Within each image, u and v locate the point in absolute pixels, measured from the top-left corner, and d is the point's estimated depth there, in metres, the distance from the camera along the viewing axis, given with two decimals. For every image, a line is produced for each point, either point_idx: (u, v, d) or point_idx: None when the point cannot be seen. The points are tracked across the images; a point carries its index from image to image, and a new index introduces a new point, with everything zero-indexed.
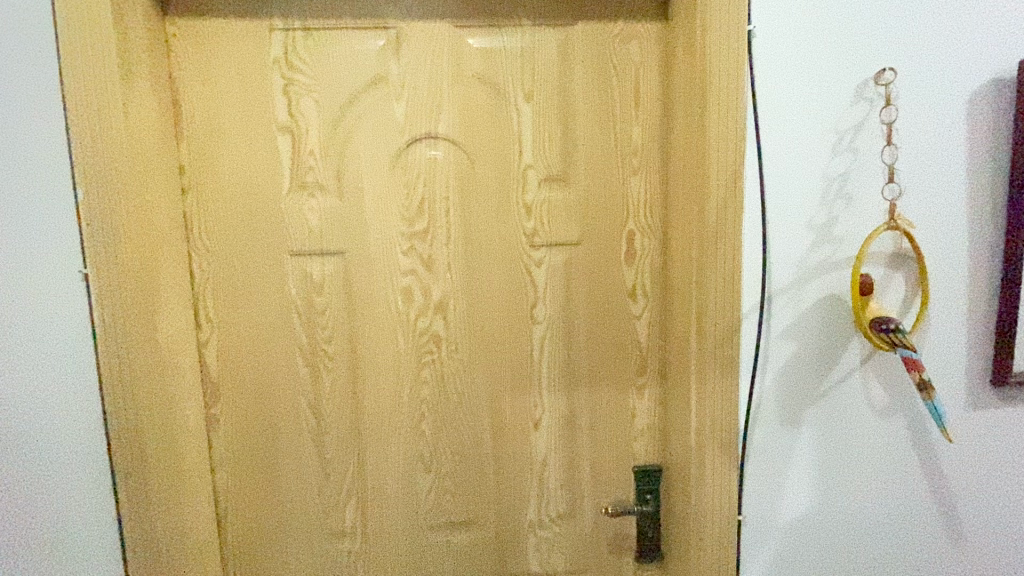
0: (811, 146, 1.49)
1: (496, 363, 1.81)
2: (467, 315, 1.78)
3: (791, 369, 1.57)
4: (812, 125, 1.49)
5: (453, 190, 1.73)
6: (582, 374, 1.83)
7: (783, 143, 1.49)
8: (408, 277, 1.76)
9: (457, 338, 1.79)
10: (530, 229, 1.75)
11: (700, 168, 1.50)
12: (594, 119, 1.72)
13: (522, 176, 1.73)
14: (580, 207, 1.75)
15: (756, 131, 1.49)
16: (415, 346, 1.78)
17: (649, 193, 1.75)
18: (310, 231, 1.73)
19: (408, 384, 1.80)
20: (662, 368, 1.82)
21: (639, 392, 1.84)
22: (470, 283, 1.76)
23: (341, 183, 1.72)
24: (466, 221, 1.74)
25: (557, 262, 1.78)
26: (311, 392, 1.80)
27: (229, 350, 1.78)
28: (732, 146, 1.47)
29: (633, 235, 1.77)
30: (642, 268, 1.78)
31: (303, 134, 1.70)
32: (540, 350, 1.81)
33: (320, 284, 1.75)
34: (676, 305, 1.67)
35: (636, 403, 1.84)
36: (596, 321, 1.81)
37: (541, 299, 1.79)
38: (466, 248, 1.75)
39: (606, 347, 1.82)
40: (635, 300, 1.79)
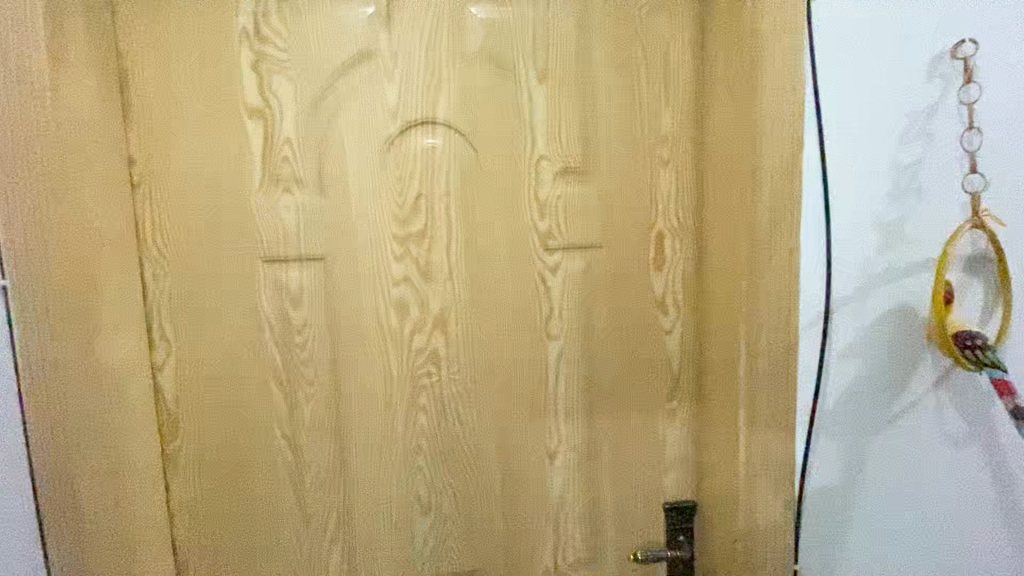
0: (879, 129, 1.27)
1: (505, 387, 1.55)
2: (472, 331, 1.52)
3: (854, 392, 1.34)
4: (880, 105, 1.27)
5: (455, 185, 1.48)
6: (605, 398, 1.58)
7: (847, 126, 1.27)
8: (402, 287, 1.50)
9: (460, 358, 1.53)
10: (544, 230, 1.51)
11: (750, 157, 1.27)
12: (619, 104, 1.49)
13: (535, 169, 1.49)
14: (603, 206, 1.51)
15: (815, 112, 1.26)
16: (411, 368, 1.52)
17: (681, 188, 1.52)
18: (285, 234, 1.47)
19: (402, 413, 1.54)
20: (697, 391, 1.58)
21: (670, 418, 1.59)
22: (476, 294, 1.51)
23: (323, 178, 1.46)
24: (470, 222, 1.49)
25: (576, 268, 1.53)
26: (288, 423, 1.53)
27: (188, 374, 1.50)
28: (787, 130, 1.25)
29: (663, 237, 1.53)
30: (674, 275, 1.54)
31: (277, 119, 1.44)
32: (556, 371, 1.56)
33: (298, 296, 1.49)
34: (717, 318, 1.43)
35: (667, 431, 1.60)
36: (620, 336, 1.56)
37: (557, 311, 1.54)
38: (470, 253, 1.50)
39: (632, 367, 1.57)
40: (666, 313, 1.55)
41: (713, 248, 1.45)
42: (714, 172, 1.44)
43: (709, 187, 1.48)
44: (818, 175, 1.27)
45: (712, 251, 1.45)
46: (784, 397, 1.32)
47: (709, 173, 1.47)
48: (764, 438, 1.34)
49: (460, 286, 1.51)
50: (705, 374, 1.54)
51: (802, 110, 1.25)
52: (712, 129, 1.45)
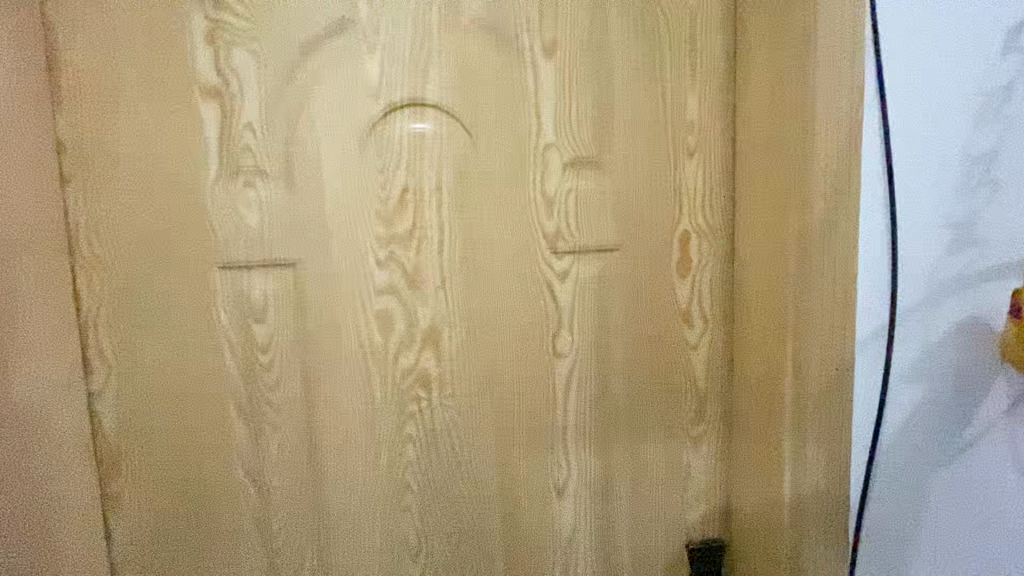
0: (950, 111, 1.08)
1: (508, 412, 1.34)
2: (469, 347, 1.31)
3: (919, 418, 1.15)
4: (952, 83, 1.08)
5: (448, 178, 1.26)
6: (621, 423, 1.37)
7: (915, 106, 1.08)
8: (386, 298, 1.27)
9: (456, 378, 1.31)
10: (552, 230, 1.30)
11: (800, 143, 1.07)
12: (638, 84, 1.28)
13: (542, 159, 1.28)
14: (619, 201, 1.31)
15: (878, 89, 1.06)
16: (397, 392, 1.30)
17: (709, 181, 1.32)
18: (247, 234, 1.24)
19: (387, 443, 1.32)
20: (728, 413, 1.38)
21: (696, 445, 1.39)
22: (474, 303, 1.30)
23: (293, 168, 1.24)
24: (467, 220, 1.27)
25: (588, 275, 1.32)
26: (252, 457, 1.30)
27: (132, 401, 1.27)
28: (844, 111, 1.05)
29: (688, 239, 1.33)
30: (701, 282, 1.34)
31: (238, 98, 1.22)
32: (565, 393, 1.35)
33: (263, 308, 1.26)
34: (758, 331, 1.24)
35: (691, 460, 1.39)
36: (639, 353, 1.35)
37: (567, 324, 1.33)
38: (467, 257, 1.28)
39: (653, 387, 1.37)
40: (692, 325, 1.35)
41: (750, 250, 1.25)
42: (751, 162, 1.24)
43: (744, 179, 1.28)
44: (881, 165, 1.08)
45: (749, 252, 1.26)
46: (837, 425, 1.13)
47: (745, 163, 1.27)
48: (814, 471, 1.15)
49: (456, 295, 1.29)
50: (738, 393, 1.34)
51: (862, 89, 1.06)
52: (748, 113, 1.25)
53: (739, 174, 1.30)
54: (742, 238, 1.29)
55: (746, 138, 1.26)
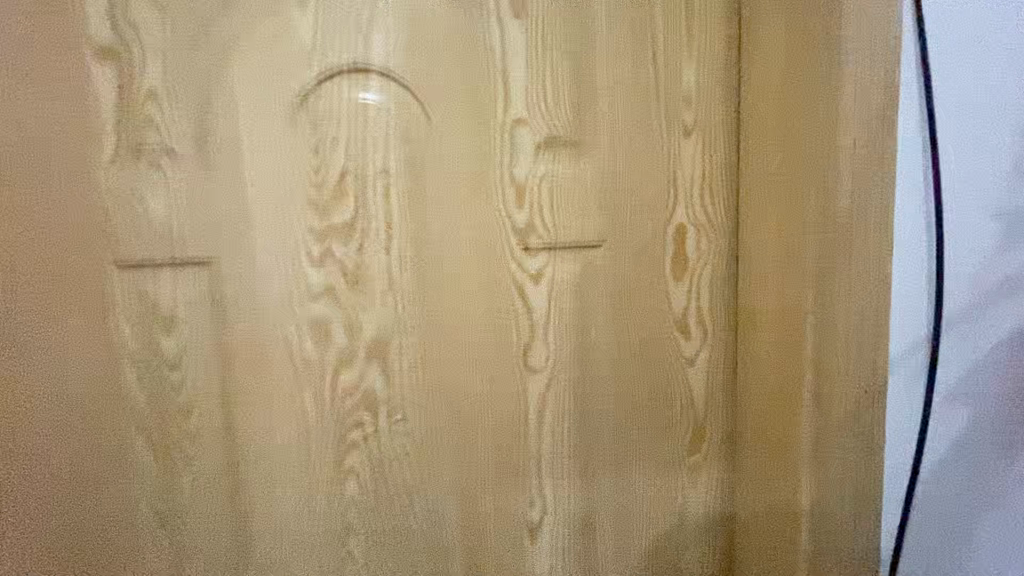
0: (984, 87, 0.94)
1: (471, 439, 1.12)
2: (424, 363, 1.09)
3: (953, 448, 0.99)
4: (986, 55, 0.93)
5: (398, 159, 1.05)
6: (606, 452, 1.17)
7: (943, 81, 0.93)
8: (322, 303, 1.06)
9: (408, 400, 1.10)
10: (523, 223, 1.09)
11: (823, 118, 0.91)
12: (625, 50, 1.08)
13: (511, 138, 1.07)
14: (604, 189, 1.10)
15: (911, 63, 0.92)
16: (336, 415, 1.09)
17: (708, 166, 1.12)
18: (153, 225, 1.03)
19: (325, 476, 1.10)
20: (731, 438, 1.18)
21: (693, 477, 1.18)
22: (428, 310, 1.08)
23: (208, 146, 1.02)
24: (421, 210, 1.06)
25: (566, 276, 1.12)
26: (160, 494, 1.08)
27: (9, 427, 1.04)
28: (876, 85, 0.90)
29: (685, 234, 1.13)
30: (699, 285, 1.14)
31: (140, 61, 1.00)
32: (540, 416, 1.14)
33: (173, 314, 1.05)
34: (771, 343, 1.04)
35: (688, 494, 1.19)
36: (627, 368, 1.15)
37: (541, 334, 1.12)
38: (420, 255, 1.07)
39: (644, 409, 1.16)
40: (689, 336, 1.15)
41: (763, 247, 1.06)
42: (763, 142, 1.04)
43: (752, 163, 1.08)
44: (907, 149, 0.94)
45: (761, 250, 1.06)
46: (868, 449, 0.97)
47: (753, 145, 1.07)
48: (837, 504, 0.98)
49: (408, 300, 1.08)
50: (744, 416, 1.14)
51: (894, 59, 0.90)
52: (757, 85, 1.05)
53: (745, 158, 1.10)
54: (750, 234, 1.09)
55: (755, 114, 1.06)
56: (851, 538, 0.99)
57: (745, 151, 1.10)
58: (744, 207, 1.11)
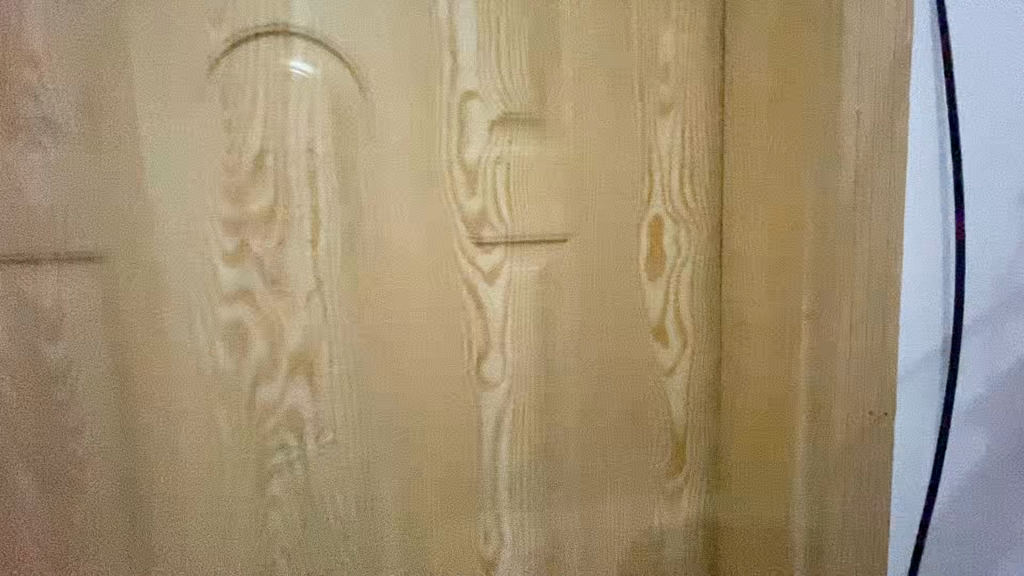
0: (1003, 60, 0.81)
1: (415, 463, 0.97)
2: (360, 374, 0.94)
3: (966, 474, 0.86)
4: (1004, 23, 0.81)
5: (325, 139, 0.90)
6: (572, 476, 1.02)
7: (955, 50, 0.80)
8: (238, 307, 0.91)
9: (340, 419, 0.95)
10: (474, 214, 0.94)
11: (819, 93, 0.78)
12: (593, 12, 0.93)
13: (459, 116, 0.92)
14: (568, 174, 0.95)
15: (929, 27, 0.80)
16: (256, 437, 0.94)
17: (688, 150, 0.97)
18: (32, 214, 0.87)
19: (245, 506, 0.95)
20: (714, 460, 1.03)
21: (671, 504, 1.04)
22: (363, 315, 0.93)
23: (98, 121, 0.87)
24: (354, 199, 0.91)
25: (524, 276, 0.97)
26: (51, 527, 0.93)
27: None
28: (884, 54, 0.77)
29: (661, 227, 0.98)
30: (678, 285, 1.00)
31: (14, 19, 0.84)
32: (495, 436, 0.99)
33: (60, 320, 0.89)
34: (762, 353, 0.90)
35: (666, 524, 1.04)
36: (596, 382, 1.00)
37: (496, 343, 0.97)
38: (352, 250, 0.92)
39: (615, 428, 1.01)
40: (666, 344, 1.00)
41: (752, 242, 0.92)
42: (753, 120, 0.90)
43: (739, 145, 0.94)
44: (923, 128, 0.81)
45: (749, 245, 0.92)
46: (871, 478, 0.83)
47: (741, 123, 0.93)
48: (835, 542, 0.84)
49: (340, 302, 0.92)
50: (729, 436, 1.00)
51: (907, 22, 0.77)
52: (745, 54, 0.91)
53: (731, 139, 0.95)
54: (737, 228, 0.95)
55: (742, 88, 0.92)
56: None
57: (731, 132, 0.95)
58: (730, 196, 0.96)
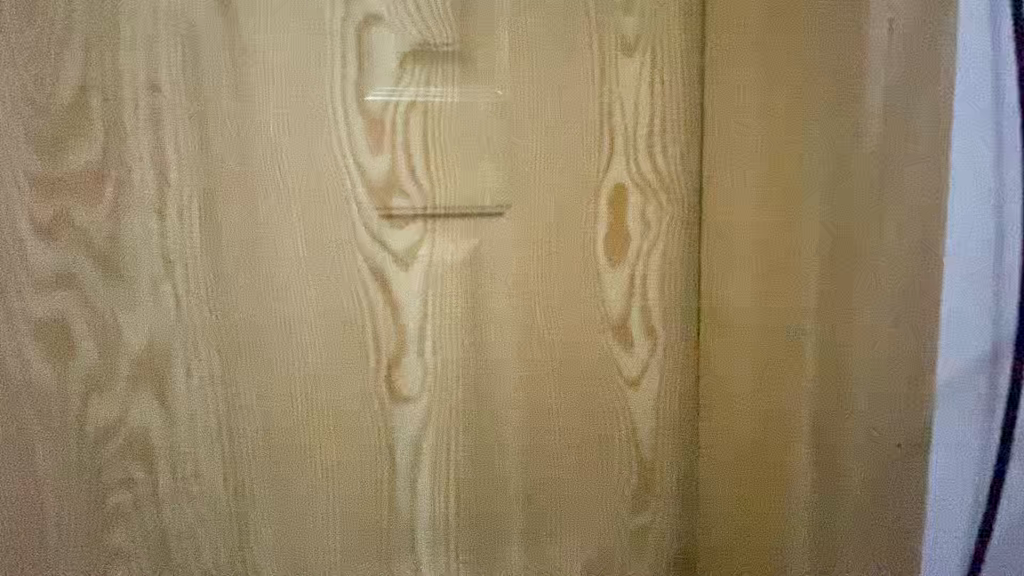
0: None
1: (305, 500, 0.75)
2: (231, 387, 0.72)
3: None
4: None
5: (176, 75, 0.67)
6: (512, 515, 0.81)
7: None
8: (60, 298, 0.68)
9: (205, 443, 0.73)
10: (382, 179, 0.72)
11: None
12: None
13: (361, 52, 0.70)
14: (505, 127, 0.74)
15: None
16: (90, 470, 0.71)
17: (659, 103, 0.77)
18: None
19: (76, 562, 0.72)
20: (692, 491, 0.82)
21: (637, 549, 0.83)
22: (234, 309, 0.71)
23: None
24: (217, 156, 0.69)
25: (448, 260, 0.75)
26: None
27: None
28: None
29: (624, 200, 0.77)
30: (644, 273, 0.79)
31: None
32: (412, 465, 0.78)
33: None
34: (763, 366, 0.70)
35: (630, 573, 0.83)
36: (541, 395, 0.79)
37: (412, 346, 0.76)
38: (217, 224, 0.70)
39: (567, 453, 0.80)
40: (630, 349, 0.80)
41: (745, 223, 0.71)
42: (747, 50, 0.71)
43: (727, 97, 0.73)
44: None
45: (742, 227, 0.72)
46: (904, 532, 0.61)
47: (729, 68, 0.73)
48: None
49: (202, 292, 0.70)
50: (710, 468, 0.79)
51: None
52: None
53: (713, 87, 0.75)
54: (722, 203, 0.75)
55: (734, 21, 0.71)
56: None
57: (714, 80, 0.75)
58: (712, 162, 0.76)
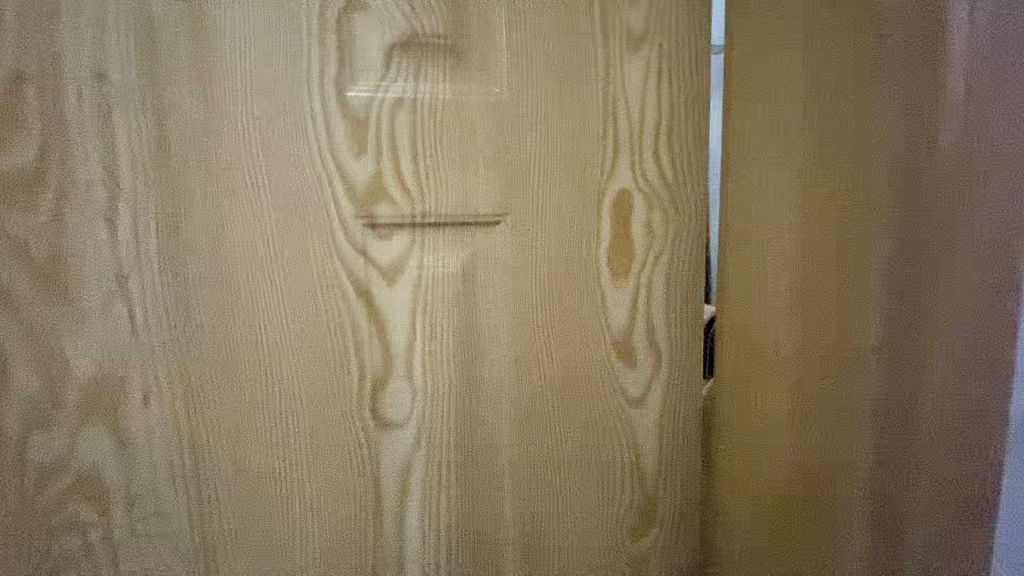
0: None
1: (281, 538, 0.68)
2: (196, 415, 0.65)
3: None
4: None
5: (127, 64, 0.59)
6: (507, 546, 0.75)
7: None
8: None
9: (166, 480, 0.65)
10: (366, 185, 0.65)
11: None
12: None
13: (340, 42, 0.63)
14: (500, 128, 0.67)
15: None
16: (33, 512, 0.62)
17: (666, 103, 0.71)
18: None
19: None
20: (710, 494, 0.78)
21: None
22: (198, 328, 0.63)
23: None
24: (175, 156, 0.61)
25: (439, 273, 0.69)
26: None
27: None
28: None
29: (628, 208, 0.72)
30: (649, 286, 0.74)
31: None
32: (400, 494, 0.71)
33: None
34: (800, 399, 0.64)
35: None
36: (540, 418, 0.73)
37: (398, 367, 0.69)
38: (177, 234, 0.62)
39: (567, 479, 0.75)
40: (634, 367, 0.74)
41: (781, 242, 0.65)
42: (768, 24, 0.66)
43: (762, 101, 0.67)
44: None
45: (778, 244, 0.66)
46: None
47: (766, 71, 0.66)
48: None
49: (160, 310, 0.62)
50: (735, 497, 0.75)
51: None
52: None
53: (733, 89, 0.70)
54: (754, 211, 0.69)
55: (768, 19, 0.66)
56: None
57: (744, 82, 0.69)
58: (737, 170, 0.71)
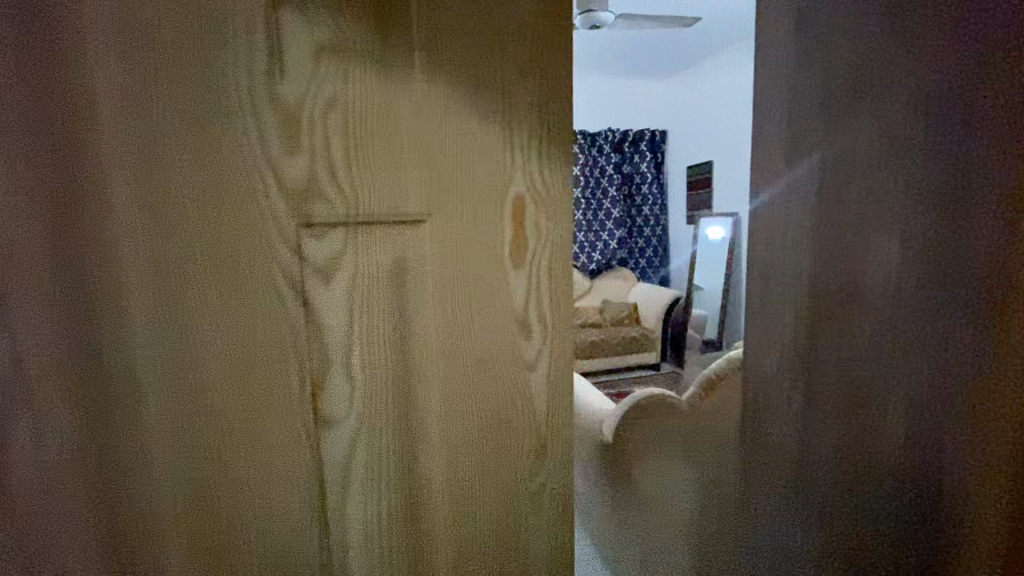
0: None
1: (211, 545, 0.65)
2: (107, 440, 0.59)
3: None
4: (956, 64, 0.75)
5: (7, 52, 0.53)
6: (437, 519, 0.81)
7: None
8: None
9: (70, 508, 0.59)
10: (303, 183, 0.65)
11: None
12: None
13: (268, 49, 0.62)
14: (420, 137, 0.72)
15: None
16: None
17: (554, 123, 0.81)
18: None
19: None
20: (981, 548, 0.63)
21: (543, 528, 0.88)
22: (107, 339, 0.58)
23: None
24: (74, 158, 0.55)
25: (370, 264, 0.71)
26: None
27: None
28: None
29: (523, 212, 0.81)
30: (541, 274, 0.83)
31: None
32: (337, 483, 0.73)
33: None
34: None
35: (537, 549, 0.88)
36: (462, 397, 0.80)
37: (336, 363, 0.70)
38: (77, 244, 0.56)
39: (483, 448, 0.82)
40: (537, 349, 0.85)
41: None
42: None
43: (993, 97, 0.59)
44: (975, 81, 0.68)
45: None
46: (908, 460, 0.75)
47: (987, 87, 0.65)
48: None
49: (55, 329, 0.56)
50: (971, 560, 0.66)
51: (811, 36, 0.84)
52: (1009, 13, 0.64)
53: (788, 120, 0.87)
54: None
55: None
56: (769, 524, 0.96)
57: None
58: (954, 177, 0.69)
